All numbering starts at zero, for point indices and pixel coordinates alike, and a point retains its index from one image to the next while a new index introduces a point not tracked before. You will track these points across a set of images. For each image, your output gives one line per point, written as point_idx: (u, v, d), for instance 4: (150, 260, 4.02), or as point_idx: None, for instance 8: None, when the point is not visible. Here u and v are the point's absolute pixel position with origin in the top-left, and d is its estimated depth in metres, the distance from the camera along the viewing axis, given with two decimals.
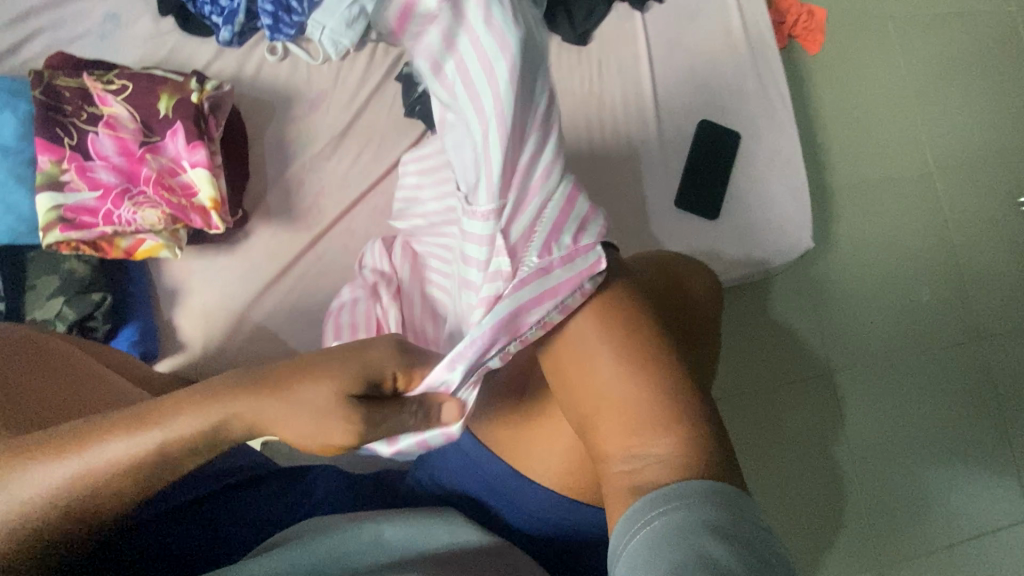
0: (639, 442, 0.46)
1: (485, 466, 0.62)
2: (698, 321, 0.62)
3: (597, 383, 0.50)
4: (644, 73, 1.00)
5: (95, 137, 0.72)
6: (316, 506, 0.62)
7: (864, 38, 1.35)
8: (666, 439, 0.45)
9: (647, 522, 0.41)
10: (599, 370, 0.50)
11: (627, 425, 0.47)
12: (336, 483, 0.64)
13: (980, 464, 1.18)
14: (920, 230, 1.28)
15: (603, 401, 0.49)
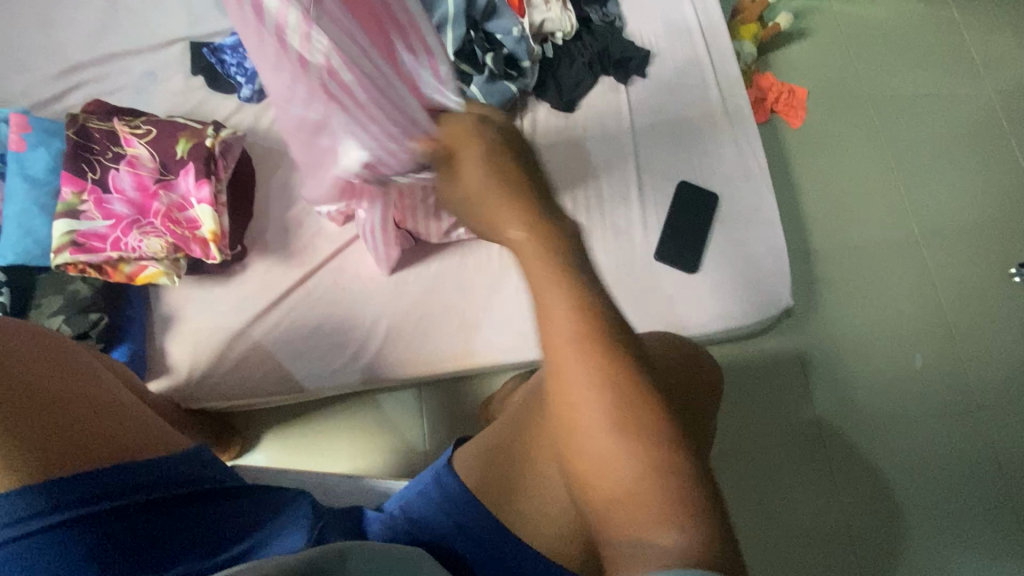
0: (643, 512, 0.46)
1: (465, 507, 0.64)
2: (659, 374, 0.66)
3: (608, 457, 0.48)
4: (627, 137, 1.08)
5: (116, 173, 0.80)
6: (276, 531, 0.61)
7: (843, 116, 1.43)
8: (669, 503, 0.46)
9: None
10: (595, 436, 0.48)
11: (632, 499, 0.46)
12: (302, 515, 0.64)
13: (981, 541, 1.14)
14: (910, 297, 1.29)
15: (607, 474, 0.47)
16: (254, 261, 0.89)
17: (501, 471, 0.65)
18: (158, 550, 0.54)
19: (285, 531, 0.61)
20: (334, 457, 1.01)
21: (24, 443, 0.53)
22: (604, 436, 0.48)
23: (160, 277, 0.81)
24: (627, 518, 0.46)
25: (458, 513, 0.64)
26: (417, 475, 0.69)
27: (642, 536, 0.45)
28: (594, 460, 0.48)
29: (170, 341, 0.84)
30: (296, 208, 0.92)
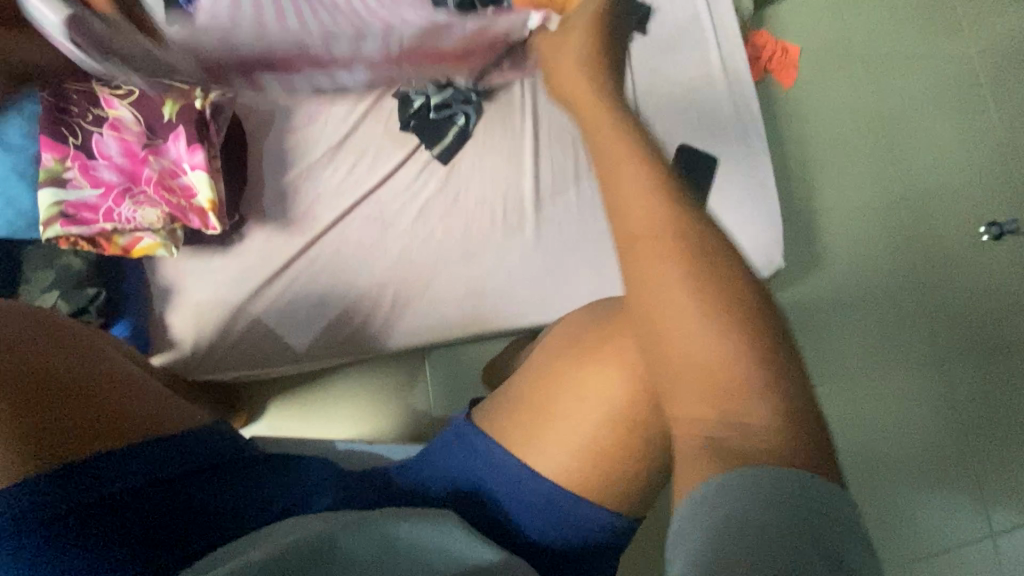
0: (721, 386, 0.45)
1: (494, 458, 0.65)
2: None
3: (686, 349, 0.46)
4: (628, 100, 1.06)
5: (99, 138, 0.76)
6: (310, 495, 0.63)
7: (831, 78, 1.44)
8: (765, 414, 0.44)
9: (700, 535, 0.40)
10: (674, 320, 0.47)
11: (713, 401, 0.46)
12: (325, 473, 0.66)
13: (937, 479, 1.27)
14: (885, 258, 1.36)
15: (684, 371, 0.47)
16: (252, 229, 0.87)
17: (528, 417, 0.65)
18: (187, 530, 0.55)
19: (319, 492, 0.64)
20: (342, 421, 1.03)
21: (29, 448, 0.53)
22: (690, 332, 0.46)
23: (157, 249, 0.77)
24: (715, 386, 0.45)
25: (485, 472, 0.66)
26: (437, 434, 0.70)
27: (708, 411, 0.46)
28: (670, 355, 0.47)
29: (171, 313, 0.82)
30: (293, 173, 0.90)
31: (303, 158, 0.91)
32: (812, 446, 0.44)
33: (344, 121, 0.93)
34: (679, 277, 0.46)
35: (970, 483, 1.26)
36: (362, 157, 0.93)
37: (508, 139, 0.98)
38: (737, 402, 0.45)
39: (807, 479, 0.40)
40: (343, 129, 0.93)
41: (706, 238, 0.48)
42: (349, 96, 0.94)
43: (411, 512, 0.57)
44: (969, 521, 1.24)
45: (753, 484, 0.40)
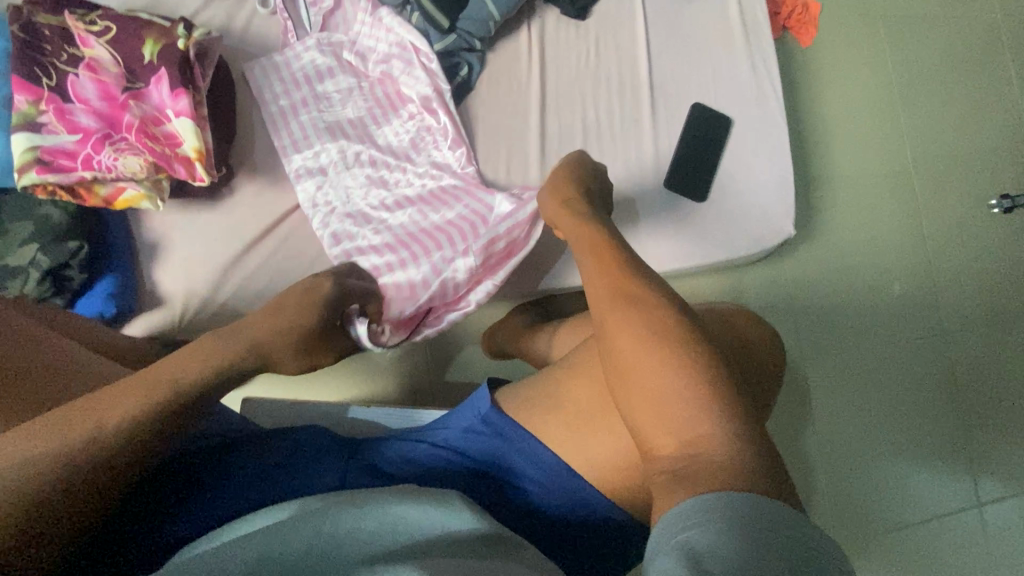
0: (687, 425, 0.48)
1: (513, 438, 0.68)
2: (751, 359, 0.70)
3: (651, 391, 0.49)
4: (641, 54, 1.00)
5: (75, 79, 0.70)
6: (323, 470, 0.65)
7: (851, 38, 1.37)
8: (724, 440, 0.47)
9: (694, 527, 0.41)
10: (642, 356, 0.50)
11: (676, 428, 0.48)
12: (323, 440, 0.69)
13: (931, 450, 1.27)
14: (895, 228, 1.32)
15: (649, 401, 0.49)
16: (243, 184, 0.83)
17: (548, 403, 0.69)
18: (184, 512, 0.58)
19: (334, 468, 0.66)
20: (334, 385, 1.01)
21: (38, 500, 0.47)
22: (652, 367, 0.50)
23: (142, 202, 0.72)
24: (690, 429, 0.47)
25: (497, 444, 0.69)
26: (452, 408, 0.73)
27: (679, 437, 0.48)
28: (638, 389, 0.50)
29: (159, 270, 0.78)
30: (285, 123, 0.84)
31: (305, 105, 0.86)
32: (775, 479, 0.45)
33: (346, 69, 0.88)
34: (636, 324, 0.52)
35: (962, 453, 1.27)
36: (358, 109, 0.87)
37: (512, 92, 0.94)
38: (701, 440, 0.47)
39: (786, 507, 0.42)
40: (348, 81, 0.88)
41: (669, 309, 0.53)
42: (343, 41, 0.88)
43: (413, 492, 0.55)
44: (958, 491, 1.25)
45: (765, 514, 0.41)
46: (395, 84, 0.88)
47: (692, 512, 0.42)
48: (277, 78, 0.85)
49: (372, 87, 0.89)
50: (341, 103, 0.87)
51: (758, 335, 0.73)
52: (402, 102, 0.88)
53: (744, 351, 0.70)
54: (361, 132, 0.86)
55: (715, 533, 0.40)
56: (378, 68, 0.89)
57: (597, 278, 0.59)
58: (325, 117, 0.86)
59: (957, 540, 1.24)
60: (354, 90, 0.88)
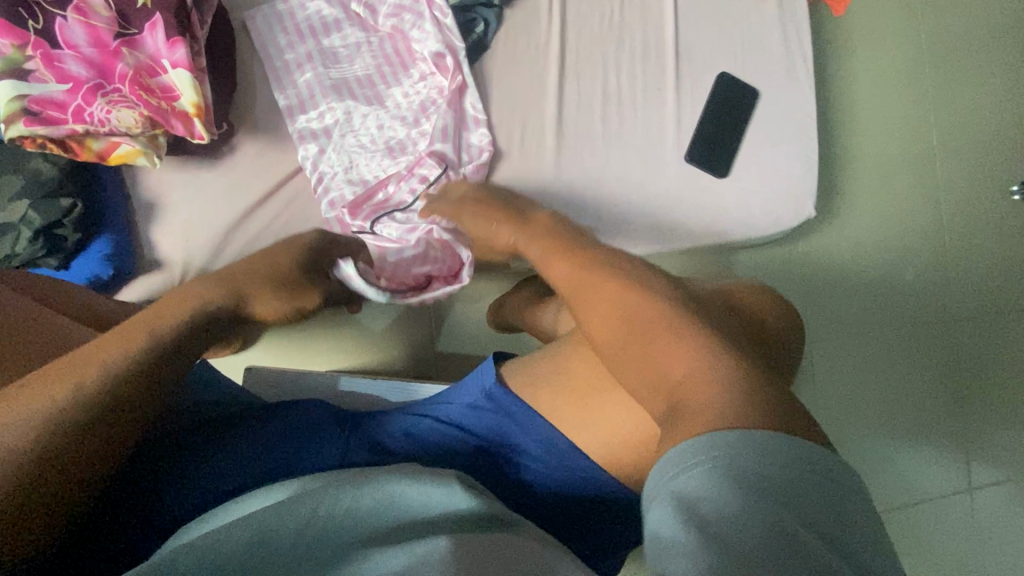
0: (683, 382, 0.49)
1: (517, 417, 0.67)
2: (776, 337, 0.66)
3: (645, 360, 0.52)
4: (668, 16, 0.94)
5: (64, 22, 0.64)
6: (322, 441, 0.65)
7: (885, 9, 1.30)
8: (721, 386, 0.47)
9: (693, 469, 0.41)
10: (626, 334, 0.54)
11: (674, 387, 0.49)
12: (322, 411, 0.69)
13: (928, 435, 1.28)
14: (913, 211, 1.29)
15: (648, 368, 0.52)
16: (244, 142, 0.78)
17: (554, 384, 0.67)
18: (187, 484, 0.58)
19: (332, 443, 0.65)
20: (336, 352, 1.01)
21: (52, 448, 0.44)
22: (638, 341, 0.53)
23: (138, 158, 0.69)
24: (686, 383, 0.49)
25: (501, 421, 0.68)
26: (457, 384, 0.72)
27: (678, 399, 0.48)
28: (635, 363, 0.53)
29: (157, 231, 0.75)
30: (288, 77, 0.79)
31: (310, 61, 0.80)
32: (781, 419, 0.44)
33: (355, 22, 0.83)
34: (613, 303, 0.56)
35: (959, 440, 1.27)
36: (366, 64, 0.82)
37: (530, 55, 0.88)
38: (690, 388, 0.48)
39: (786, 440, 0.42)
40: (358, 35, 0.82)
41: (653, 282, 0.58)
42: None
43: (414, 471, 0.54)
44: (953, 477, 1.26)
45: (760, 450, 0.41)
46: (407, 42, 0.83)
47: (690, 454, 0.42)
48: (279, 29, 0.80)
49: (379, 42, 0.83)
50: (346, 59, 0.82)
51: (785, 321, 0.69)
52: (411, 61, 0.83)
53: (773, 338, 0.66)
54: (368, 91, 0.82)
55: (711, 477, 0.40)
56: (384, 21, 0.83)
57: (558, 268, 0.63)
58: (330, 74, 0.80)
59: (947, 523, 1.26)
60: (359, 46, 0.82)
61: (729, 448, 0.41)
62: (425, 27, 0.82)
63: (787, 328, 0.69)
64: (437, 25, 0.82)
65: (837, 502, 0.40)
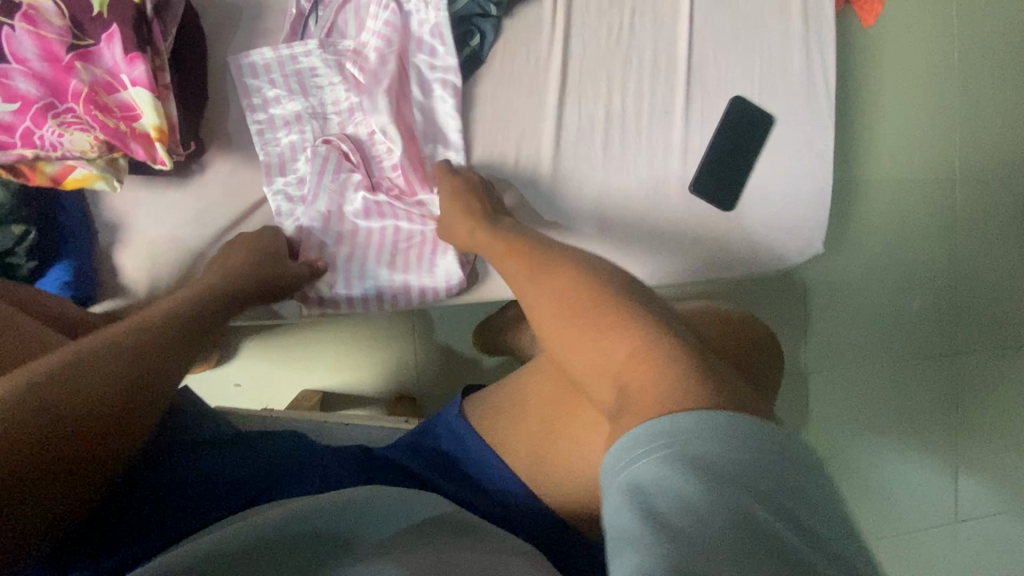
0: (635, 366, 0.46)
1: (491, 466, 0.64)
2: (755, 368, 0.66)
3: (598, 349, 0.49)
4: (681, 32, 0.86)
5: (10, 33, 0.58)
6: (293, 465, 0.61)
7: (920, 18, 1.20)
8: (663, 366, 0.45)
9: (650, 454, 0.38)
10: (578, 331, 0.51)
11: (628, 373, 0.46)
12: (294, 437, 0.66)
13: (920, 468, 1.26)
14: (927, 239, 1.23)
15: (600, 356, 0.49)
16: (215, 160, 0.73)
17: (529, 432, 0.63)
18: (174, 510, 0.55)
19: (302, 469, 0.61)
20: (317, 370, 0.98)
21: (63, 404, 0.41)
22: (590, 336, 0.50)
23: (96, 182, 0.64)
24: (635, 368, 0.46)
25: (471, 466, 0.65)
26: (432, 416, 0.71)
27: (631, 382, 0.45)
28: (590, 361, 0.50)
29: (120, 254, 0.70)
30: (263, 92, 0.73)
31: (297, 121, 0.75)
32: (727, 393, 0.42)
33: (348, 82, 0.76)
34: (555, 293, 0.55)
35: (948, 471, 1.26)
36: (351, 80, 0.76)
37: (530, 75, 0.82)
38: (636, 366, 0.46)
39: (744, 420, 0.39)
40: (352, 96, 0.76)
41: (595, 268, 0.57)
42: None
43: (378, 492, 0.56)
44: (937, 506, 1.26)
45: (718, 428, 0.39)
46: (406, 108, 0.77)
47: (637, 442, 0.39)
48: (255, 54, 0.72)
49: (365, 67, 0.75)
50: (330, 87, 0.75)
51: (750, 338, 0.68)
52: (402, 91, 0.77)
53: (735, 354, 0.65)
54: (357, 127, 0.76)
55: (667, 462, 0.37)
56: (372, 46, 0.76)
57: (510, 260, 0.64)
58: (314, 111, 0.75)
59: (927, 551, 1.27)
60: (344, 74, 0.75)
61: (684, 432, 0.38)
62: (419, 61, 0.77)
63: (756, 344, 0.68)
64: (433, 58, 0.77)
65: (798, 482, 0.37)
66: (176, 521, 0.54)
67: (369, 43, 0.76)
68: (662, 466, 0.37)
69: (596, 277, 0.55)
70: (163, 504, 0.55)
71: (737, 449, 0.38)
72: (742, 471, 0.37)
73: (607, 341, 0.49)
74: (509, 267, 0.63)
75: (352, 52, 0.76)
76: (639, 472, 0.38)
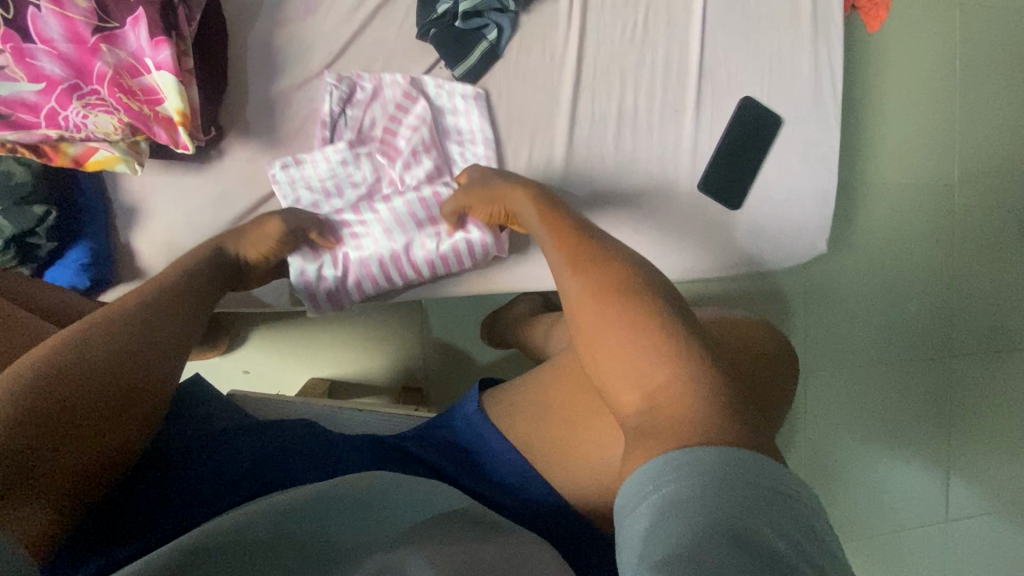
0: (661, 386, 0.46)
1: (503, 455, 0.66)
2: (764, 368, 0.66)
3: (623, 354, 0.48)
4: (694, 33, 0.88)
5: (37, 13, 0.57)
6: (307, 454, 0.62)
7: (924, 27, 1.22)
8: (691, 398, 0.45)
9: (658, 489, 0.40)
10: (608, 333, 0.50)
11: (650, 389, 0.46)
12: (308, 428, 0.67)
13: (913, 468, 1.28)
14: (926, 244, 1.25)
15: (627, 364, 0.48)
16: (234, 147, 0.74)
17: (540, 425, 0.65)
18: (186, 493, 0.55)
19: (316, 458, 0.61)
20: (325, 359, 0.99)
21: (42, 415, 0.41)
22: (618, 338, 0.49)
23: (117, 164, 0.65)
24: (658, 389, 0.46)
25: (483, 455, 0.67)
26: (448, 410, 0.73)
27: (653, 404, 0.45)
28: (611, 367, 0.49)
29: (137, 237, 0.71)
30: (284, 80, 0.75)
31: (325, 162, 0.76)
32: (749, 436, 0.43)
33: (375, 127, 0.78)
34: (579, 284, 0.54)
35: (940, 471, 1.29)
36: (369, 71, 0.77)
37: (544, 71, 0.83)
38: (669, 396, 0.45)
39: (754, 458, 0.40)
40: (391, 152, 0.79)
41: (637, 278, 0.53)
42: None
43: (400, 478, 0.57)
44: (928, 506, 1.29)
45: (727, 461, 0.40)
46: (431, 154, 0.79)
47: (645, 481, 0.41)
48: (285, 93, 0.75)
49: (392, 115, 0.78)
50: (357, 131, 0.77)
51: (769, 347, 0.69)
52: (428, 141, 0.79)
53: (754, 362, 0.66)
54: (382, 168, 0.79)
55: (675, 498, 0.39)
56: (399, 94, 0.78)
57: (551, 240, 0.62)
58: (341, 151, 0.76)
59: (917, 549, 1.30)
60: (370, 118, 0.78)
61: (692, 468, 0.40)
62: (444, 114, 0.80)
63: (773, 351, 0.69)
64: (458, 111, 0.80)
65: (802, 515, 0.38)
66: (186, 506, 0.53)
67: (395, 91, 0.78)
68: (670, 502, 0.38)
69: (631, 276, 0.53)
70: (175, 486, 0.55)
71: (742, 483, 0.39)
72: (746, 506, 0.38)
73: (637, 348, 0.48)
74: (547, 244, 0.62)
75: (378, 96, 0.78)
76: (650, 509, 0.39)
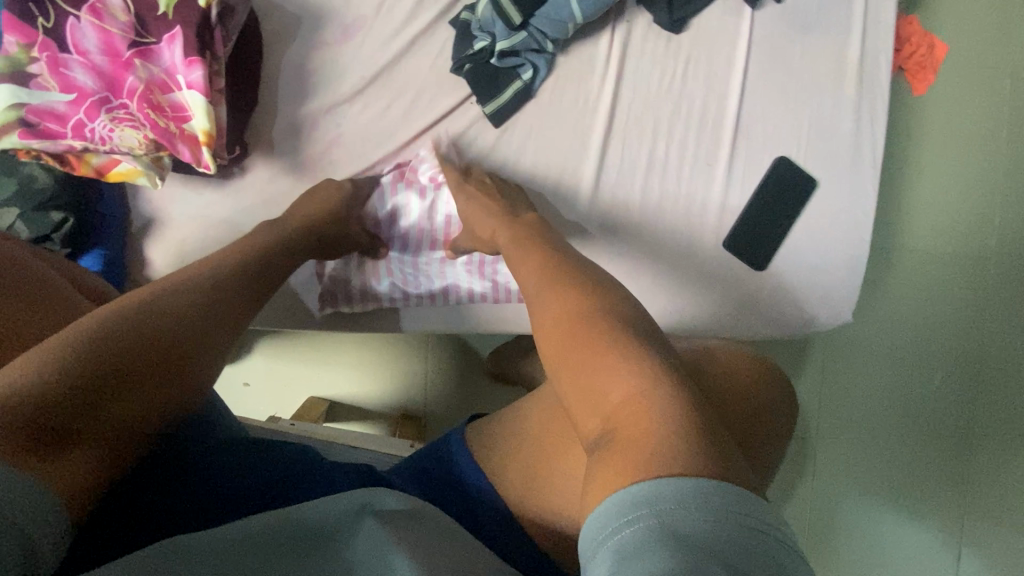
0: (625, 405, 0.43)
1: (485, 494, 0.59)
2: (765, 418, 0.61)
3: (587, 373, 0.46)
4: (734, 86, 0.85)
5: (76, 24, 0.58)
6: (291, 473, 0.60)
7: (972, 95, 1.18)
8: (657, 417, 0.41)
9: (612, 532, 0.35)
10: (570, 351, 0.49)
11: (612, 407, 0.44)
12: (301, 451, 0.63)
13: (926, 555, 1.20)
14: (956, 317, 1.20)
15: (593, 382, 0.46)
16: (257, 166, 0.73)
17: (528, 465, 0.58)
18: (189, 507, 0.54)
19: (296, 482, 0.59)
20: (325, 377, 0.98)
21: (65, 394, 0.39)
22: (580, 357, 0.47)
23: (139, 177, 0.64)
24: (621, 411, 0.43)
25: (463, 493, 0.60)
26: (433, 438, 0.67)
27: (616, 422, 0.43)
28: (574, 386, 0.47)
29: (152, 248, 0.71)
30: (313, 103, 0.74)
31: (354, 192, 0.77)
32: (719, 460, 0.38)
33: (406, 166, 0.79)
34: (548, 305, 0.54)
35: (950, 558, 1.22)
36: (399, 100, 0.76)
37: (575, 113, 0.81)
38: (626, 409, 0.43)
39: (711, 484, 0.36)
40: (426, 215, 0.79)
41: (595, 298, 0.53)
42: (396, 17, 0.75)
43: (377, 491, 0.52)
44: None
45: (684, 499, 0.35)
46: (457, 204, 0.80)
47: (612, 516, 0.35)
48: (314, 119, 0.74)
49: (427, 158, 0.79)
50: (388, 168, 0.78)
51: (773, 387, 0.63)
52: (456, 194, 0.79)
53: (751, 409, 0.61)
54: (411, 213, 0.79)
55: (628, 545, 0.33)
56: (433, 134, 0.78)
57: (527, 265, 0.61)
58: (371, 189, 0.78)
59: None
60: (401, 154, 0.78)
61: (648, 507, 0.35)
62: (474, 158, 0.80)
63: (775, 396, 0.63)
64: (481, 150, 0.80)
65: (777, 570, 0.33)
66: (185, 517, 0.53)
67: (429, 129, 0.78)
68: (623, 551, 0.33)
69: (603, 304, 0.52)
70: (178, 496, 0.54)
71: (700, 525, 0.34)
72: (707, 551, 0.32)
73: (600, 362, 0.46)
74: (524, 267, 0.62)
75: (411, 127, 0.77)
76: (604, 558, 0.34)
